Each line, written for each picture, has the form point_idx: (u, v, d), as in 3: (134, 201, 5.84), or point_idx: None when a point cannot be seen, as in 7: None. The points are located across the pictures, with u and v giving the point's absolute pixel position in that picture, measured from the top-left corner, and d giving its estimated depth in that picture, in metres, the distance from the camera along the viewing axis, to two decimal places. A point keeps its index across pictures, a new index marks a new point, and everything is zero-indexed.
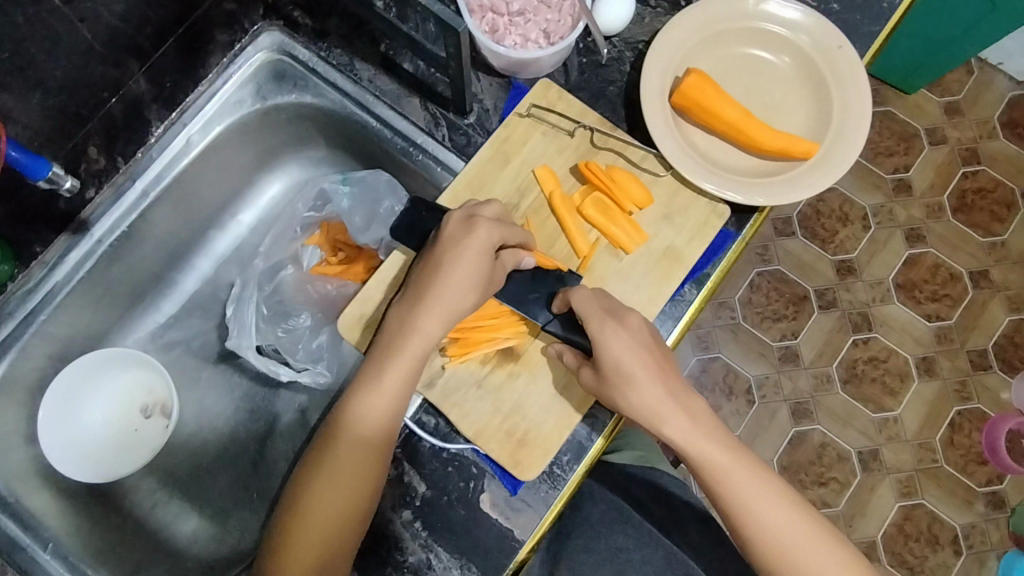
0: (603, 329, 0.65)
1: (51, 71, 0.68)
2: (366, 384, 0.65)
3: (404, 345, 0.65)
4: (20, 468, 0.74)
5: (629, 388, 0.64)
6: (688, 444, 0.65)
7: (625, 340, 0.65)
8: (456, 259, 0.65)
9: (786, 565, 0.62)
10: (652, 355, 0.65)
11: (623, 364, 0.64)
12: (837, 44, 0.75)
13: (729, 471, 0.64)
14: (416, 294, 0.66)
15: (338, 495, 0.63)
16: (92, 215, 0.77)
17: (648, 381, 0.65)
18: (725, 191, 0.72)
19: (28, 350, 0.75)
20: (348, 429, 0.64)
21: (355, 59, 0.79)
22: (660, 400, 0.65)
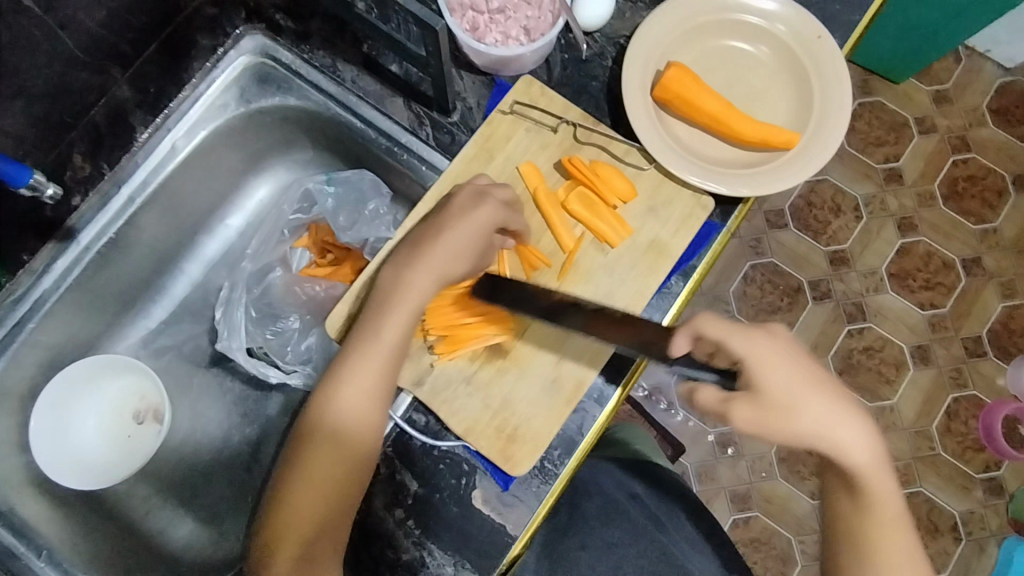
0: (771, 349, 0.59)
1: (32, 80, 0.68)
2: (348, 370, 0.64)
3: (386, 328, 0.65)
4: (13, 477, 0.74)
5: (800, 411, 0.58)
6: (871, 467, 0.59)
7: (788, 359, 0.59)
8: (454, 230, 0.67)
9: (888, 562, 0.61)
10: (803, 364, 0.60)
11: (786, 384, 0.58)
12: (816, 34, 0.76)
13: (899, 495, 0.61)
14: (407, 264, 0.67)
15: (321, 482, 0.63)
16: (78, 223, 0.77)
17: (824, 397, 0.59)
18: (708, 182, 0.73)
19: (18, 359, 0.76)
20: (330, 417, 0.64)
21: (337, 61, 0.79)
22: (838, 419, 0.59)
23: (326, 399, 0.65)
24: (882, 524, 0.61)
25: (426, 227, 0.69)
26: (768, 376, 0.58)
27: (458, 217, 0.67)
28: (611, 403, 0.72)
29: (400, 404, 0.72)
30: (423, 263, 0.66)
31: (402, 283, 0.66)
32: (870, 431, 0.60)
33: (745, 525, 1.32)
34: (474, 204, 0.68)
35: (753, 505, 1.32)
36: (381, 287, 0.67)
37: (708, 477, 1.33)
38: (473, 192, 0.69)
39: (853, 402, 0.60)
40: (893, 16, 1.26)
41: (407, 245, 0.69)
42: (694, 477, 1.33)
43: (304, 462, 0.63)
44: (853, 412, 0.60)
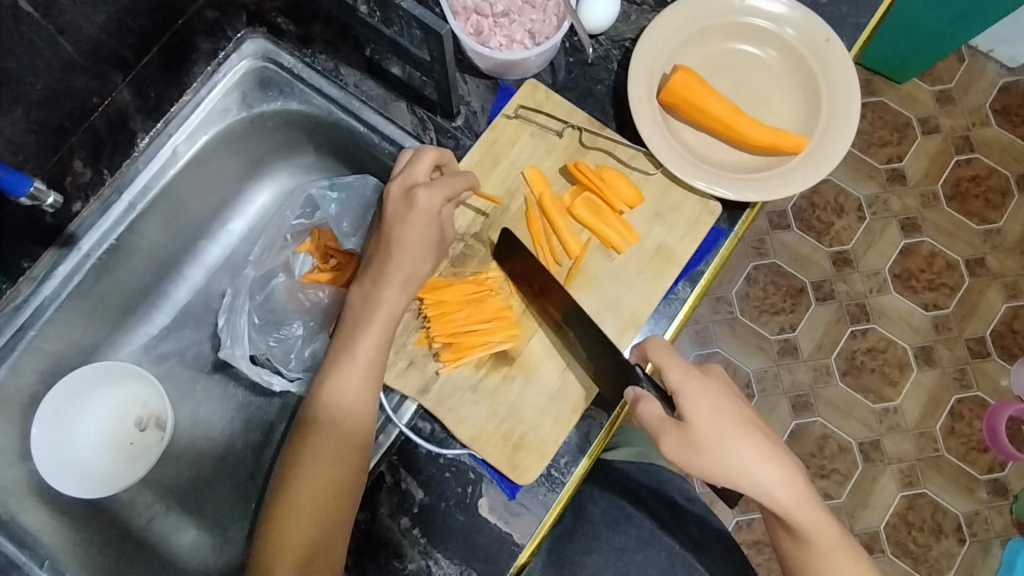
0: (692, 382, 0.63)
1: (31, 85, 0.68)
2: (324, 382, 0.66)
3: (356, 340, 0.66)
4: (14, 485, 0.74)
5: (728, 450, 0.61)
6: (796, 507, 0.62)
7: (714, 392, 0.63)
8: (397, 234, 0.67)
9: None
10: (736, 405, 0.64)
11: (715, 416, 0.62)
12: (824, 37, 0.75)
13: (835, 533, 0.63)
14: (372, 280, 0.68)
15: (318, 483, 0.63)
16: (80, 229, 0.76)
17: (749, 440, 0.62)
18: (715, 187, 0.72)
19: (20, 367, 0.75)
20: (311, 430, 0.65)
21: (340, 65, 0.79)
22: (761, 459, 0.62)
23: (308, 414, 0.66)
24: (833, 560, 0.63)
25: (377, 241, 0.70)
26: (689, 407, 0.62)
27: (398, 221, 0.67)
28: (618, 410, 0.71)
29: (406, 411, 0.72)
30: (384, 275, 0.68)
31: (368, 300, 0.68)
32: (795, 471, 0.63)
33: (749, 527, 1.31)
34: (408, 203, 0.67)
35: (756, 507, 1.32)
36: (350, 307, 0.69)
37: None
38: (403, 189, 0.68)
39: (776, 442, 0.64)
40: (895, 17, 1.25)
41: (370, 259, 0.71)
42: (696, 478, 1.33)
43: (292, 479, 0.64)
44: (776, 451, 0.63)
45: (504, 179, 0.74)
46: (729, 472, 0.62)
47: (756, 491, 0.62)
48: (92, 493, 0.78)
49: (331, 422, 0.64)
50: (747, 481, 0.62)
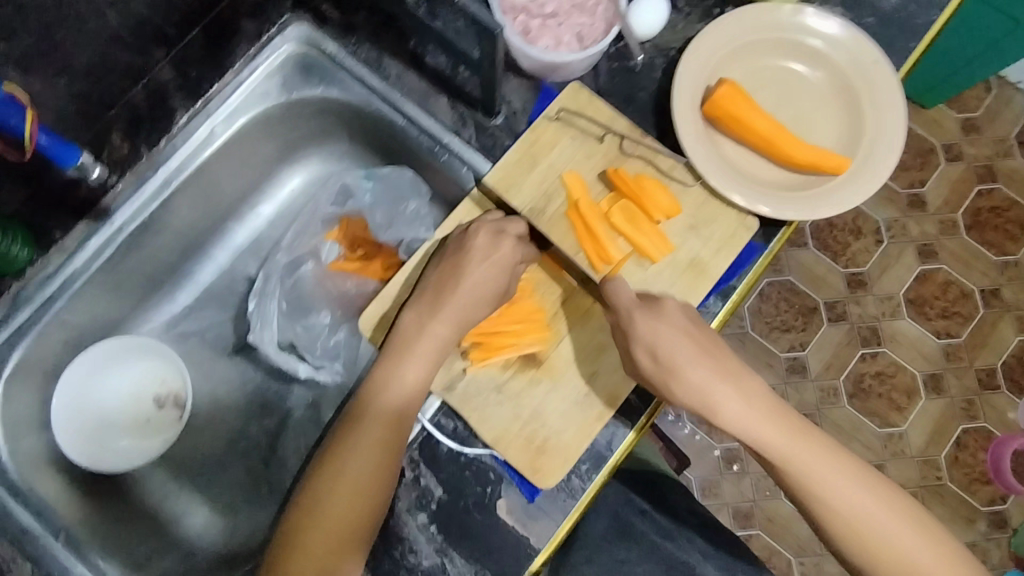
0: (642, 322, 0.66)
1: (78, 55, 0.68)
2: (365, 408, 0.65)
3: (407, 365, 0.66)
4: (30, 455, 0.73)
5: (676, 379, 0.66)
6: (749, 424, 0.66)
7: (663, 327, 0.66)
8: (473, 271, 0.68)
9: (814, 496, 0.66)
10: (688, 334, 0.67)
11: (662, 350, 0.65)
12: (872, 59, 0.75)
13: (791, 440, 0.66)
14: (427, 307, 0.68)
15: (346, 506, 0.62)
16: (113, 204, 0.75)
17: (698, 365, 0.66)
18: (754, 204, 0.72)
19: (44, 338, 0.74)
20: (345, 451, 0.64)
21: (383, 56, 0.78)
22: (709, 381, 0.66)
23: (343, 431, 0.65)
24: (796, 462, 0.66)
25: (444, 266, 0.69)
26: (638, 345, 0.66)
27: (479, 258, 0.68)
28: (643, 418, 0.72)
29: (430, 407, 0.71)
30: (445, 306, 0.68)
31: (422, 330, 0.67)
32: (744, 387, 0.67)
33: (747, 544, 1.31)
34: (493, 245, 0.69)
35: (756, 523, 1.32)
36: (399, 330, 0.67)
37: (712, 493, 1.33)
38: (492, 232, 0.69)
39: (724, 363, 0.67)
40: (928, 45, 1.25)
41: (425, 285, 0.69)
42: (697, 491, 1.33)
43: (320, 500, 0.63)
44: (723, 372, 0.67)
45: (542, 181, 0.73)
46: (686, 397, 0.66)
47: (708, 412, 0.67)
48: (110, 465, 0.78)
49: (367, 447, 0.63)
50: (700, 405, 0.67)
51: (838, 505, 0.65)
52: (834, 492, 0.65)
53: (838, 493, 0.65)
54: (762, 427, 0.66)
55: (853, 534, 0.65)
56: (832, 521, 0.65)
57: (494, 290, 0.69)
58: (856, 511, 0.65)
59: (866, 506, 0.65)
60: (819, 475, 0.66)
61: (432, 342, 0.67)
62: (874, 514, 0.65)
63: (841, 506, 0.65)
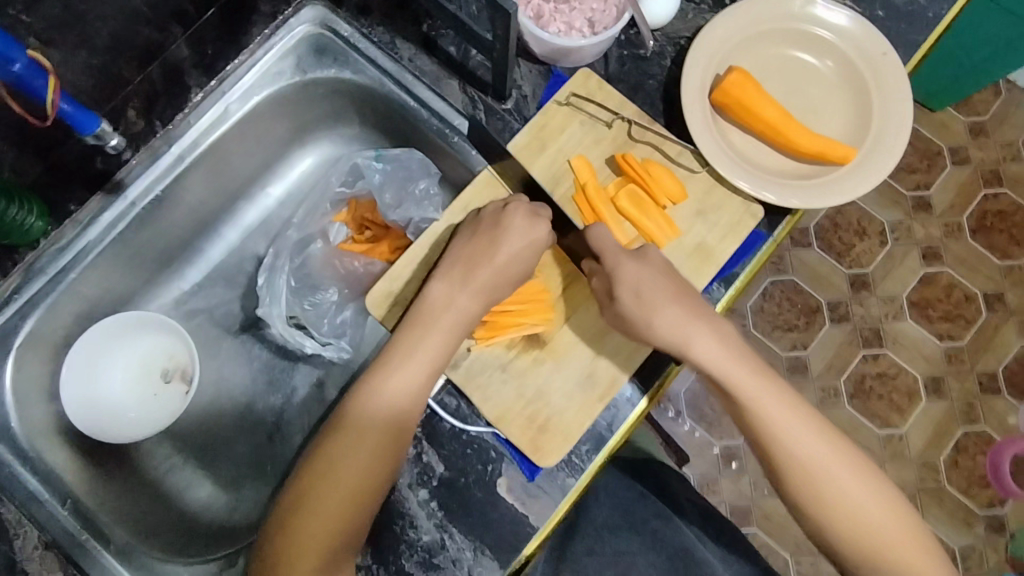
0: (626, 261, 0.67)
1: (96, 29, 0.69)
2: (379, 377, 0.66)
3: (427, 337, 0.67)
4: (40, 424, 0.74)
5: (655, 319, 0.67)
6: (717, 362, 0.67)
7: (645, 269, 0.67)
8: (508, 247, 0.68)
9: (777, 443, 0.66)
10: (669, 279, 0.68)
11: (644, 289, 0.66)
12: (881, 51, 0.75)
13: (757, 382, 0.68)
14: (458, 277, 0.69)
15: (354, 474, 0.63)
16: (128, 177, 0.76)
17: (673, 305, 0.67)
18: (761, 191, 0.72)
19: (56, 308, 0.75)
20: (356, 427, 0.65)
21: (396, 39, 0.79)
22: (683, 320, 0.67)
23: (352, 409, 0.66)
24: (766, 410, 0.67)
25: (478, 238, 0.69)
26: (621, 280, 0.66)
27: (516, 236, 0.69)
28: (654, 387, 0.73)
29: (433, 386, 0.72)
30: (473, 279, 0.69)
31: (450, 302, 0.68)
32: (723, 336, 0.68)
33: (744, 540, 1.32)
34: (530, 225, 0.69)
35: (754, 519, 1.32)
36: (426, 300, 0.68)
37: (710, 488, 1.33)
38: (527, 209, 0.70)
39: (699, 304, 0.69)
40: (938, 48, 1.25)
41: (452, 255, 0.70)
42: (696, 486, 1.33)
43: (329, 466, 0.64)
44: (697, 311, 0.68)
45: (551, 164, 0.74)
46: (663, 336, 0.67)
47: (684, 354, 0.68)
48: (120, 437, 0.79)
49: (379, 423, 0.65)
50: (677, 347, 0.67)
51: (797, 452, 0.66)
52: (796, 441, 0.66)
53: (798, 439, 0.66)
54: (735, 372, 0.67)
55: (808, 482, 0.66)
56: (789, 466, 0.66)
57: (515, 269, 0.70)
58: (813, 459, 0.66)
59: (824, 456, 0.66)
60: (781, 419, 0.67)
61: (455, 315, 0.68)
62: (830, 463, 0.66)
63: (799, 452, 0.66)
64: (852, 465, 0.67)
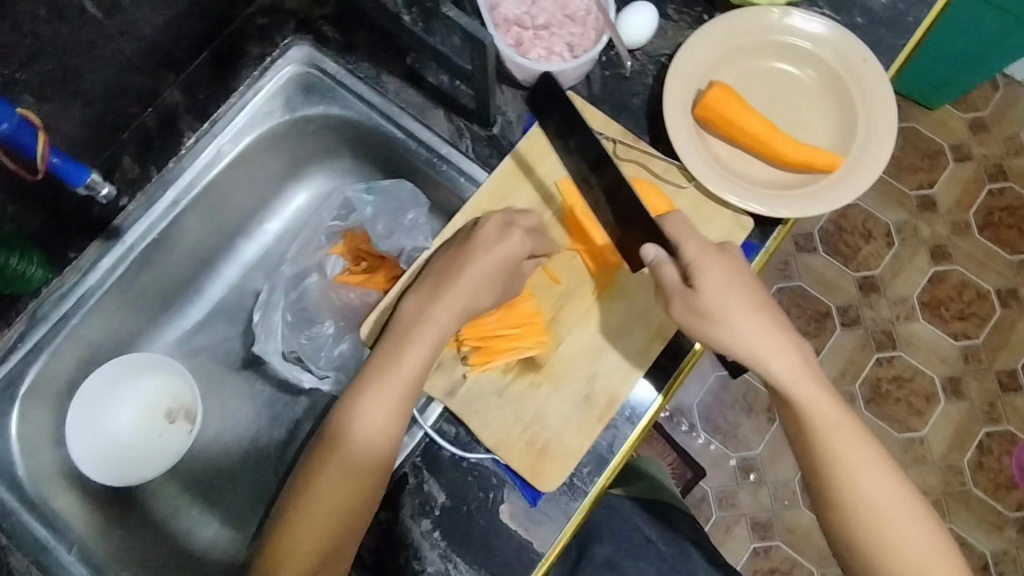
0: (708, 256, 0.65)
1: (90, 81, 0.71)
2: (364, 390, 0.66)
3: (405, 354, 0.66)
4: (46, 470, 0.75)
5: (726, 321, 0.64)
6: (791, 379, 0.64)
7: (722, 270, 0.65)
8: (479, 260, 0.68)
9: (842, 469, 0.63)
10: (747, 283, 0.66)
11: (721, 290, 0.64)
12: (862, 58, 0.75)
13: (832, 410, 0.64)
14: (432, 290, 0.68)
15: (339, 488, 0.63)
16: (125, 222, 0.78)
17: (751, 314, 0.64)
18: (748, 203, 0.72)
19: (60, 354, 0.76)
20: (337, 452, 0.64)
21: (382, 73, 0.81)
22: (761, 333, 0.64)
23: (329, 442, 0.65)
24: (839, 437, 0.63)
25: (452, 253, 0.70)
26: (703, 275, 0.64)
27: (487, 246, 0.68)
28: (671, 381, 0.73)
29: (432, 413, 0.72)
30: (451, 291, 0.68)
31: (429, 313, 0.68)
32: (798, 348, 0.65)
33: (767, 555, 1.29)
34: (502, 235, 0.69)
35: (776, 533, 1.30)
36: (402, 313, 0.68)
37: (729, 503, 1.31)
38: (501, 222, 0.70)
39: (776, 319, 0.66)
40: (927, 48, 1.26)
41: (433, 269, 0.70)
42: (714, 502, 1.31)
43: (316, 480, 0.64)
44: (776, 327, 0.65)
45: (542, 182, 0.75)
46: (734, 339, 0.64)
47: (754, 360, 0.64)
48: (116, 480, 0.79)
49: (357, 455, 0.64)
50: (750, 351, 0.64)
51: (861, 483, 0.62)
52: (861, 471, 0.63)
53: (862, 477, 0.62)
54: (807, 388, 0.64)
55: (866, 517, 0.62)
56: (846, 502, 0.62)
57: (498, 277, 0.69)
58: (884, 508, 0.62)
59: (887, 502, 0.62)
60: (850, 456, 0.63)
61: (434, 326, 0.67)
62: (891, 511, 0.62)
63: (865, 492, 0.62)
64: (916, 513, 0.62)
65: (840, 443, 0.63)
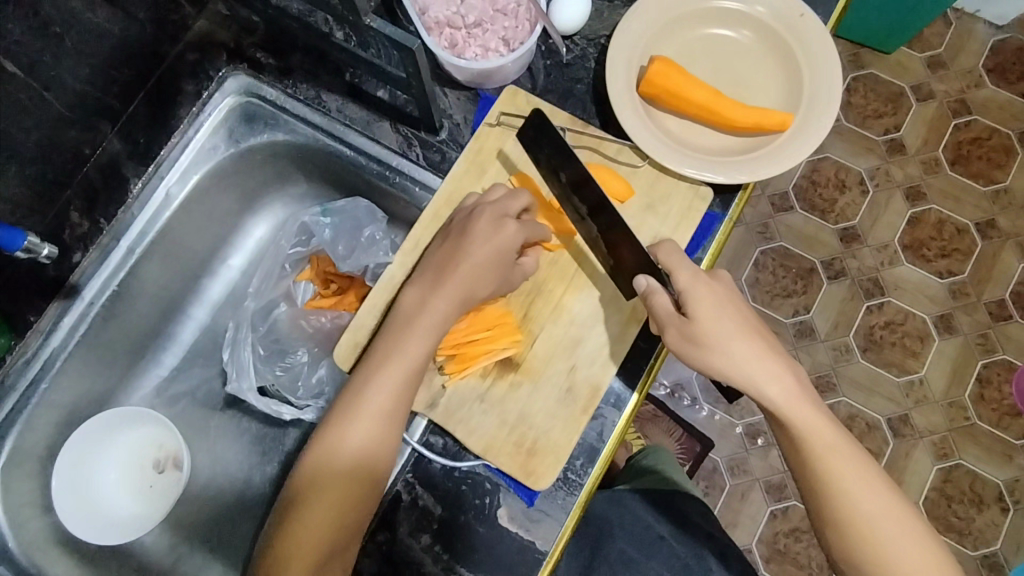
0: (698, 283, 0.66)
1: (23, 142, 0.70)
2: (366, 382, 0.64)
3: (402, 353, 0.65)
4: (38, 538, 0.74)
5: (719, 347, 0.64)
6: (788, 404, 0.65)
7: (714, 297, 0.66)
8: (476, 253, 0.66)
9: (836, 487, 0.63)
10: (738, 309, 0.67)
11: (711, 318, 0.65)
12: (798, 13, 0.75)
13: (830, 434, 0.64)
14: (432, 279, 0.67)
15: (345, 481, 0.63)
16: (81, 278, 0.78)
17: (743, 339, 0.65)
18: (705, 172, 0.72)
19: (35, 420, 0.75)
20: (341, 446, 0.63)
21: (322, 92, 0.80)
22: (755, 360, 0.65)
23: (311, 464, 0.63)
24: (833, 455, 0.64)
25: (447, 244, 0.68)
26: (695, 305, 0.65)
27: (482, 238, 0.67)
28: (650, 365, 0.72)
29: (417, 428, 0.71)
30: (447, 282, 0.67)
31: (424, 312, 0.66)
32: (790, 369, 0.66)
33: (784, 516, 1.29)
34: (497, 228, 0.67)
35: (789, 493, 1.30)
36: (402, 306, 0.67)
37: (740, 470, 1.31)
38: (493, 211, 0.68)
39: (770, 345, 0.66)
40: None
41: (428, 261, 0.69)
42: (725, 472, 1.31)
43: (321, 473, 0.63)
44: (770, 353, 0.66)
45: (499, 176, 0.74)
46: (726, 364, 0.65)
47: (748, 383, 0.65)
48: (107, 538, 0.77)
49: (361, 452, 0.63)
50: (742, 375, 0.65)
51: (854, 501, 0.63)
52: (857, 490, 0.63)
53: (861, 499, 0.63)
54: (802, 409, 0.65)
55: (860, 533, 0.63)
56: (850, 524, 0.63)
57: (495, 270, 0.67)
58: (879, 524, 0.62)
59: (887, 522, 0.63)
60: (848, 477, 0.63)
61: (435, 319, 0.66)
62: (892, 531, 0.62)
63: (864, 509, 0.63)
64: (914, 529, 0.63)
65: (835, 462, 0.64)
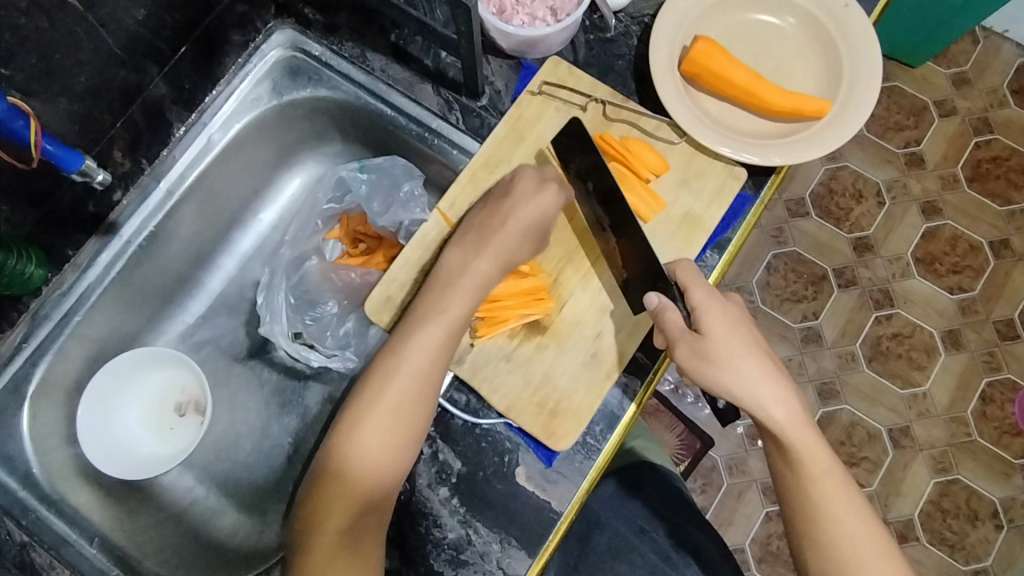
0: (714, 301, 0.67)
1: (75, 77, 0.71)
2: (409, 336, 0.67)
3: (446, 308, 0.67)
4: (62, 467, 0.76)
5: (727, 367, 0.65)
6: (791, 427, 0.66)
7: (725, 318, 0.67)
8: (519, 215, 0.69)
9: (819, 510, 0.64)
10: (749, 329, 0.68)
11: (722, 338, 0.66)
12: (842, 3, 0.76)
13: (827, 459, 0.65)
14: (474, 239, 0.70)
15: (390, 434, 0.64)
16: (120, 217, 0.79)
17: (753, 360, 0.66)
18: (741, 153, 0.73)
19: (66, 352, 0.77)
20: (381, 397, 0.65)
21: (366, 51, 0.81)
22: (763, 380, 0.66)
23: (349, 416, 0.65)
24: (823, 480, 0.65)
25: (488, 208, 0.71)
26: (709, 322, 0.66)
27: (524, 200, 0.70)
28: (651, 375, 0.72)
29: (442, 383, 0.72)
30: (489, 242, 0.69)
31: (465, 266, 0.69)
32: (793, 395, 0.67)
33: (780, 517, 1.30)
34: (539, 192, 0.70)
35: None
36: (444, 264, 0.69)
37: (739, 470, 1.32)
38: (534, 177, 0.71)
39: (778, 368, 0.67)
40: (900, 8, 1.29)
41: (468, 222, 0.71)
42: (724, 470, 1.32)
43: (363, 426, 0.64)
44: (777, 377, 0.67)
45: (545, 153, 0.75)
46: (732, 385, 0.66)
47: (750, 404, 0.66)
48: (120, 474, 0.77)
49: (402, 403, 0.65)
50: (747, 396, 0.66)
51: (837, 525, 0.64)
52: (842, 514, 0.64)
53: (848, 524, 0.64)
54: (799, 435, 0.65)
55: (838, 556, 0.63)
56: (832, 547, 0.64)
57: (530, 233, 0.70)
58: (858, 550, 0.63)
59: (869, 549, 0.63)
60: (839, 502, 0.64)
61: (476, 276, 0.69)
62: (872, 559, 0.63)
63: (846, 534, 0.64)
64: (892, 558, 0.64)
65: (823, 488, 0.65)
